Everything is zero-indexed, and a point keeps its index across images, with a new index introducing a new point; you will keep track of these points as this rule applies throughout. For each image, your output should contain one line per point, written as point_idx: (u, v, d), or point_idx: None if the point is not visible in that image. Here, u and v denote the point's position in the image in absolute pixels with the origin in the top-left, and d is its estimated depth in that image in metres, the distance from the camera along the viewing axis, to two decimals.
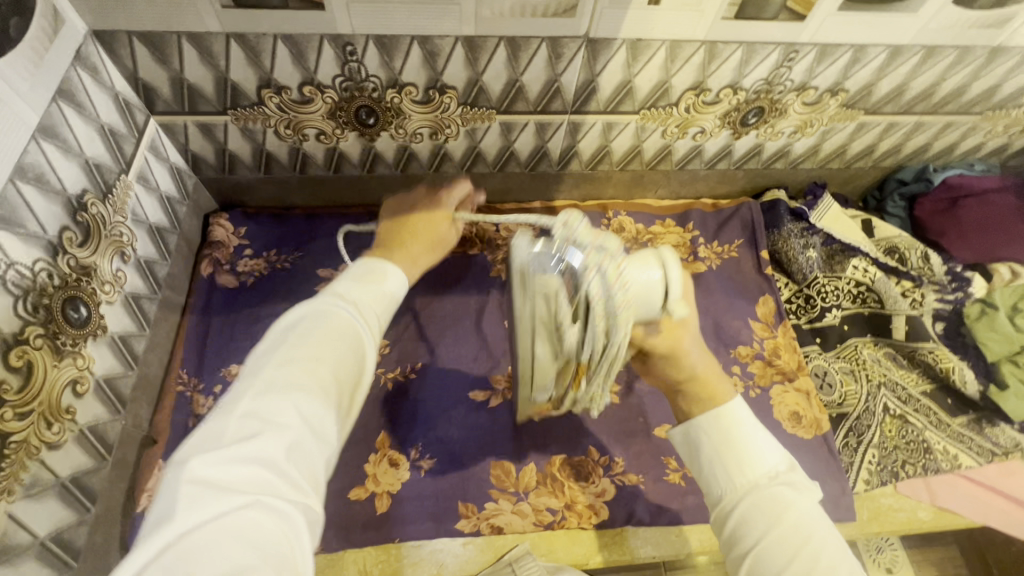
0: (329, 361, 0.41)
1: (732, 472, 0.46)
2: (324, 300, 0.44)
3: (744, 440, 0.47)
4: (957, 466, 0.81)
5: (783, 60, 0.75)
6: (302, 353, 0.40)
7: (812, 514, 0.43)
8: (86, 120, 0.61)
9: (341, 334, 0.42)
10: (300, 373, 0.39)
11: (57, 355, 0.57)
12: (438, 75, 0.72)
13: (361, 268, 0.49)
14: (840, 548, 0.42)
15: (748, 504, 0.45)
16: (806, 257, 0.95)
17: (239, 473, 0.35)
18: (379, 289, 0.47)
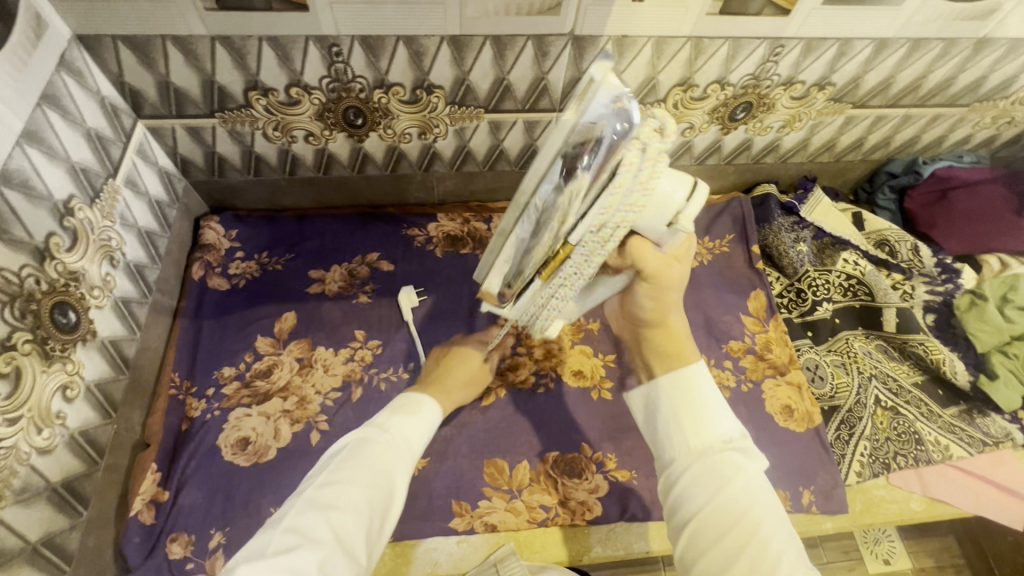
0: (363, 483, 0.49)
1: (688, 435, 0.49)
2: (365, 432, 0.54)
3: (703, 407, 0.50)
4: (948, 457, 0.81)
5: (769, 55, 0.75)
6: (344, 474, 0.49)
7: (755, 481, 0.47)
8: (72, 125, 0.61)
9: (377, 461, 0.51)
10: (343, 491, 0.48)
11: (46, 361, 0.57)
12: (425, 75, 0.72)
13: (398, 404, 0.59)
14: (776, 516, 0.46)
15: (699, 465, 0.48)
16: (797, 250, 0.95)
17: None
18: (412, 419, 0.57)
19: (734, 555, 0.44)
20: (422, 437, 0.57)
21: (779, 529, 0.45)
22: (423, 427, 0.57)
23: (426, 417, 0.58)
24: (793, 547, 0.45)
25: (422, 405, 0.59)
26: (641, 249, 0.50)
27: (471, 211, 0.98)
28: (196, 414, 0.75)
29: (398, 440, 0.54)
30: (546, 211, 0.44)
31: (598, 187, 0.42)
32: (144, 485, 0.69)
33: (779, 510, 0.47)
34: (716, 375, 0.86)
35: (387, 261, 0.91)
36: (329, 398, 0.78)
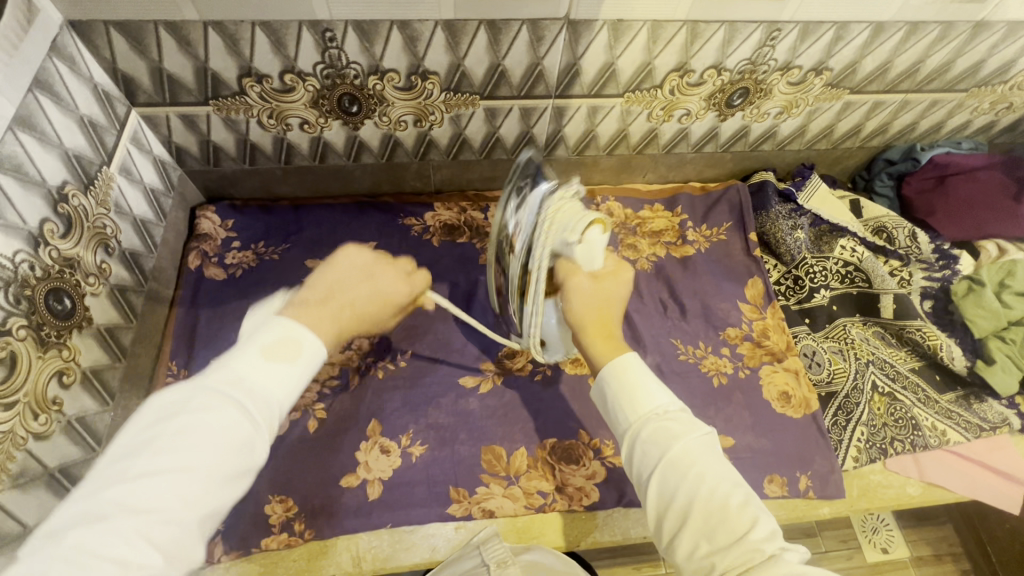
0: (197, 471, 0.38)
1: (628, 410, 0.51)
2: (205, 395, 0.41)
3: (640, 380, 0.52)
4: (944, 442, 0.81)
5: (766, 39, 0.74)
6: (170, 462, 0.38)
7: (698, 433, 0.50)
8: (65, 111, 0.61)
9: (209, 449, 0.39)
10: (156, 486, 0.37)
11: (42, 347, 0.57)
12: (419, 61, 0.71)
13: (271, 336, 0.45)
14: (719, 459, 0.49)
15: (645, 431, 0.50)
16: (794, 238, 0.94)
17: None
18: (275, 374, 0.43)
19: (688, 503, 0.47)
20: (286, 392, 0.43)
21: (721, 471, 0.48)
22: (290, 383, 0.43)
23: (295, 373, 0.44)
24: (737, 484, 0.48)
25: (298, 352, 0.44)
26: (567, 269, 0.58)
27: (468, 200, 0.98)
28: None
29: (252, 404, 0.42)
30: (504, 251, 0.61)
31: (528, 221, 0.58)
32: None
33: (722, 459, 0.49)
34: (713, 362, 0.86)
35: (384, 250, 0.91)
36: (327, 386, 0.79)
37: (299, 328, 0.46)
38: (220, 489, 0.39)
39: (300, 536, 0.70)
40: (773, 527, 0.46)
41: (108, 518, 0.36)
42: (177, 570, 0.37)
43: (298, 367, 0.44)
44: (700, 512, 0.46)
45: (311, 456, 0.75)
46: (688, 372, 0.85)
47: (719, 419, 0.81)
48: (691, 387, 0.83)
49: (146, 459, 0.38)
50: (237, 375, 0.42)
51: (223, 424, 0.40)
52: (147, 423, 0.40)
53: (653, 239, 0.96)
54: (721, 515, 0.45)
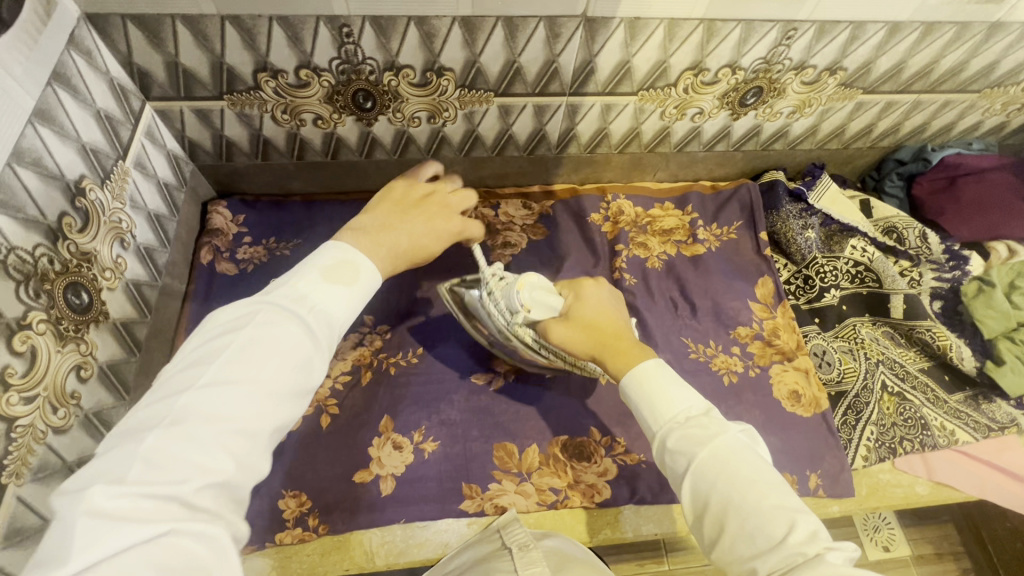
0: (270, 380, 0.44)
1: (652, 421, 0.53)
2: (273, 312, 0.46)
3: (663, 388, 0.54)
4: (954, 441, 0.82)
5: (782, 38, 0.74)
6: (244, 366, 0.43)
7: (726, 435, 0.50)
8: (82, 104, 0.61)
9: (280, 358, 0.44)
10: (232, 390, 0.42)
11: (61, 341, 0.57)
12: (435, 57, 0.71)
13: (327, 263, 0.51)
14: (752, 460, 0.49)
15: (672, 439, 0.51)
16: (805, 237, 0.94)
17: (145, 494, 0.37)
18: (331, 297, 0.49)
19: (722, 506, 0.47)
20: (338, 317, 0.49)
21: (754, 473, 0.48)
22: (342, 305, 0.50)
23: (344, 296, 0.50)
24: (773, 485, 0.47)
25: (345, 279, 0.50)
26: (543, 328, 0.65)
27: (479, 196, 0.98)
28: None
29: (312, 321, 0.47)
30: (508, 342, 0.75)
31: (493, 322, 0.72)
32: None
33: (757, 460, 0.49)
34: (724, 361, 0.86)
35: None
36: (339, 382, 0.80)
37: (353, 252, 0.52)
38: (284, 396, 0.44)
39: (314, 530, 0.71)
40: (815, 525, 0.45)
41: (190, 414, 0.40)
42: (249, 459, 0.42)
43: (346, 294, 0.50)
44: (735, 515, 0.47)
45: (324, 451, 0.75)
46: (699, 370, 0.85)
47: (729, 417, 0.81)
48: (702, 385, 0.84)
49: (222, 365, 0.43)
50: (298, 293, 0.48)
51: (287, 337, 0.45)
52: (214, 337, 0.44)
53: (663, 238, 0.96)
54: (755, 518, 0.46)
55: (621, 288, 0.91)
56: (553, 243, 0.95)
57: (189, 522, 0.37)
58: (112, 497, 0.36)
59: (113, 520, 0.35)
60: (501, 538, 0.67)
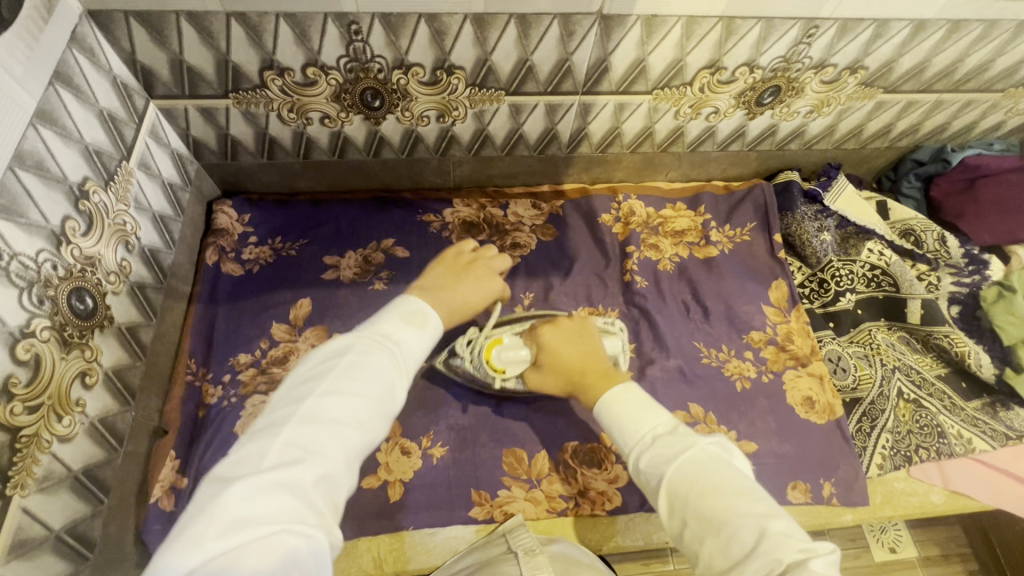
0: (376, 398, 0.44)
1: (626, 438, 0.54)
2: (374, 339, 0.48)
3: (633, 407, 0.55)
4: (971, 450, 0.80)
5: (802, 36, 0.72)
6: (348, 385, 0.43)
7: (694, 449, 0.49)
8: (85, 104, 0.59)
9: (383, 378, 0.46)
10: (344, 403, 0.42)
11: (65, 348, 0.56)
12: (445, 55, 0.69)
13: (405, 308, 0.53)
14: (722, 471, 0.48)
15: (644, 458, 0.51)
16: (820, 240, 0.92)
17: (269, 498, 0.36)
18: (420, 334, 0.52)
19: (696, 524, 0.46)
20: (423, 352, 0.52)
21: (722, 484, 0.46)
22: (426, 343, 0.52)
23: (430, 335, 0.53)
24: (744, 494, 0.46)
25: (431, 320, 0.54)
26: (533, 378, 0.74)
27: (488, 196, 0.96)
28: (212, 400, 0.74)
29: (400, 354, 0.49)
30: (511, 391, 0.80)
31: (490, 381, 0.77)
32: (163, 472, 0.69)
33: (730, 469, 0.48)
34: (737, 366, 0.85)
35: (403, 247, 0.89)
36: None
37: (421, 303, 0.54)
38: (378, 419, 0.45)
39: None
40: (787, 534, 0.43)
41: (306, 423, 0.40)
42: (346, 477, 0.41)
43: (433, 332, 0.53)
44: (709, 532, 0.45)
45: None
46: (711, 375, 0.84)
47: (742, 423, 0.80)
48: (714, 391, 0.82)
49: (330, 381, 0.43)
50: (382, 330, 0.50)
51: (383, 363, 0.46)
52: (325, 357, 0.46)
53: (675, 239, 0.95)
54: (726, 531, 0.44)
55: (632, 291, 0.89)
56: (563, 244, 0.93)
57: (309, 527, 0.36)
58: (238, 498, 0.35)
59: (240, 520, 0.34)
60: (506, 543, 0.65)
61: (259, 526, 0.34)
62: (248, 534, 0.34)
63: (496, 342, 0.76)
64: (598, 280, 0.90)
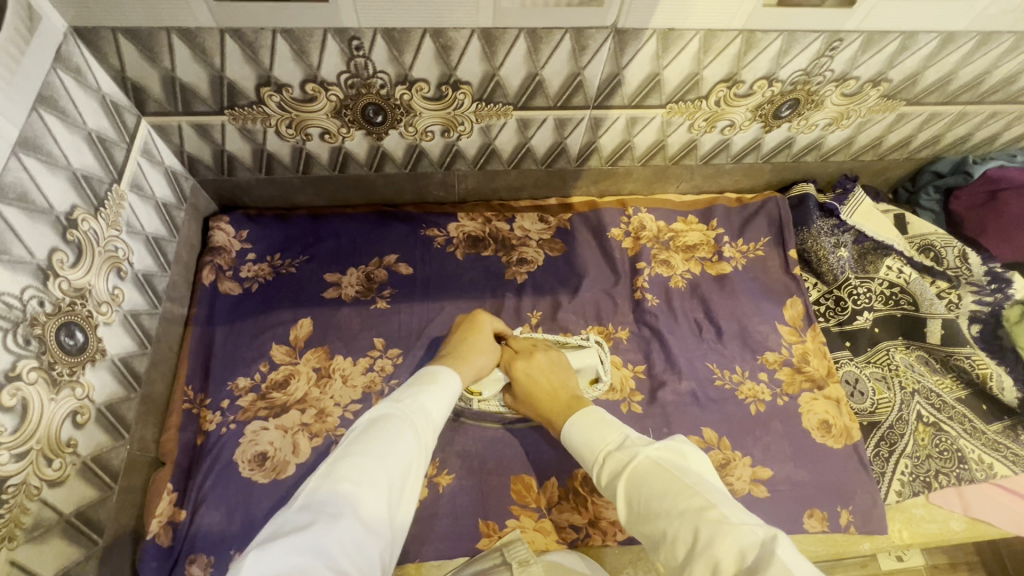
0: (392, 457, 0.47)
1: (585, 458, 0.55)
2: (386, 404, 0.53)
3: (590, 426, 0.56)
4: (992, 476, 0.77)
5: (825, 49, 0.69)
6: (364, 446, 0.47)
7: (638, 456, 0.50)
8: (72, 128, 0.57)
9: (397, 438, 0.49)
10: (362, 464, 0.45)
11: (54, 388, 0.54)
12: (451, 70, 0.66)
13: (415, 379, 0.59)
14: (665, 473, 0.47)
15: (601, 476, 0.52)
16: (837, 257, 0.90)
17: (290, 557, 0.38)
18: (431, 392, 0.56)
19: (651, 533, 0.46)
20: (437, 414, 0.55)
21: (663, 487, 0.46)
22: (440, 401, 0.56)
23: (443, 392, 0.58)
24: (686, 491, 0.45)
25: (441, 378, 0.59)
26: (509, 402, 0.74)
27: (493, 209, 0.93)
28: (210, 428, 0.72)
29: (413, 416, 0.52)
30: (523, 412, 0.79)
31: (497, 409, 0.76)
32: (161, 506, 0.67)
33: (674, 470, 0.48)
34: (751, 388, 0.82)
35: (406, 263, 0.86)
36: (349, 411, 0.74)
37: (430, 369, 0.60)
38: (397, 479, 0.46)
39: None
40: (720, 523, 0.42)
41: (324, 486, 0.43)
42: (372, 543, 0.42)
43: (448, 389, 0.58)
44: (661, 537, 0.45)
45: None
46: (724, 398, 0.81)
47: (757, 449, 0.78)
48: (727, 414, 0.80)
49: (347, 446, 0.48)
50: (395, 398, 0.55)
51: (396, 425, 0.50)
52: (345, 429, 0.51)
53: (687, 254, 0.92)
54: (672, 536, 0.44)
55: (643, 309, 0.86)
56: (571, 259, 0.90)
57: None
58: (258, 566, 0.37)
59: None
60: (501, 554, 0.65)
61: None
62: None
63: None
64: (608, 298, 0.88)
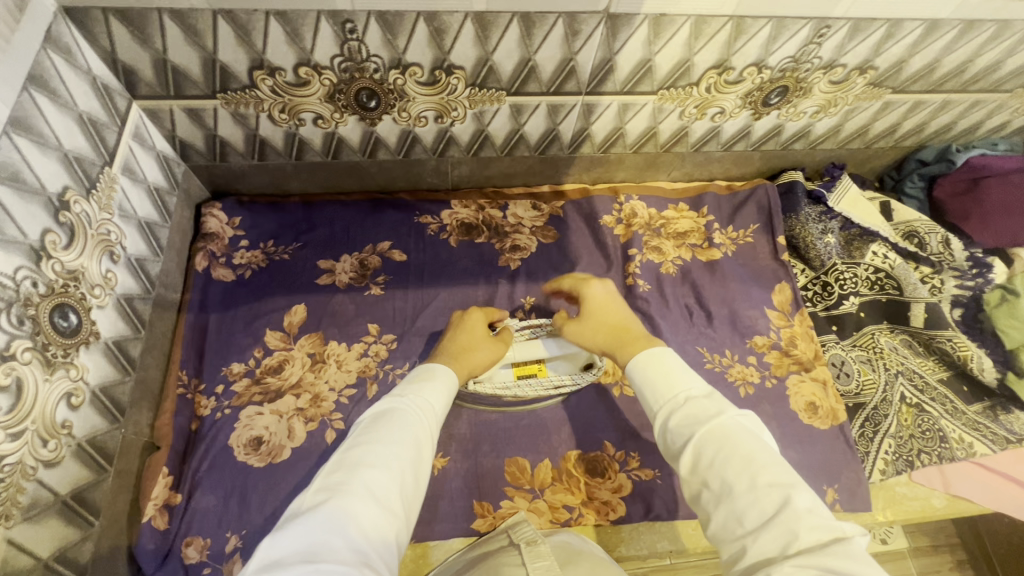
0: (402, 442, 0.48)
1: (659, 391, 0.51)
2: (392, 396, 0.54)
3: (670, 369, 0.52)
4: (972, 455, 0.79)
5: (813, 36, 0.70)
6: (376, 433, 0.48)
7: (725, 415, 0.46)
8: (63, 109, 0.57)
9: (404, 426, 0.49)
10: (373, 449, 0.46)
11: (48, 368, 0.54)
12: (445, 55, 0.66)
13: (420, 370, 0.60)
14: (752, 440, 0.44)
15: (674, 419, 0.48)
16: (824, 243, 0.91)
17: (308, 540, 0.39)
18: (431, 384, 0.57)
19: (716, 488, 0.44)
20: (442, 399, 0.56)
21: (753, 455, 0.43)
22: (443, 391, 0.57)
23: (446, 383, 0.59)
24: (772, 465, 0.43)
25: (439, 373, 0.60)
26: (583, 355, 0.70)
27: (486, 197, 0.93)
28: (205, 412, 0.72)
29: (419, 405, 0.53)
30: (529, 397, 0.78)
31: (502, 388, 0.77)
32: (156, 489, 0.67)
33: (765, 448, 0.45)
34: (740, 371, 0.84)
35: (400, 250, 0.87)
36: (344, 395, 0.75)
37: (434, 362, 0.61)
38: (409, 461, 0.47)
39: None
40: (812, 511, 0.40)
41: (338, 472, 0.44)
42: (388, 519, 0.43)
43: (447, 380, 0.59)
44: (730, 496, 0.43)
45: None
46: (715, 381, 0.82)
47: None
48: (717, 396, 0.81)
49: (358, 435, 0.48)
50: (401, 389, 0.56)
51: (403, 413, 0.51)
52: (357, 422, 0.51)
53: (678, 241, 0.93)
54: (745, 500, 0.42)
55: (635, 295, 0.88)
56: (564, 246, 0.91)
57: (345, 564, 0.37)
58: (278, 543, 0.39)
59: (278, 563, 0.37)
60: (508, 537, 0.63)
61: (293, 564, 0.37)
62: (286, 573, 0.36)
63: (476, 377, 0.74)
64: None
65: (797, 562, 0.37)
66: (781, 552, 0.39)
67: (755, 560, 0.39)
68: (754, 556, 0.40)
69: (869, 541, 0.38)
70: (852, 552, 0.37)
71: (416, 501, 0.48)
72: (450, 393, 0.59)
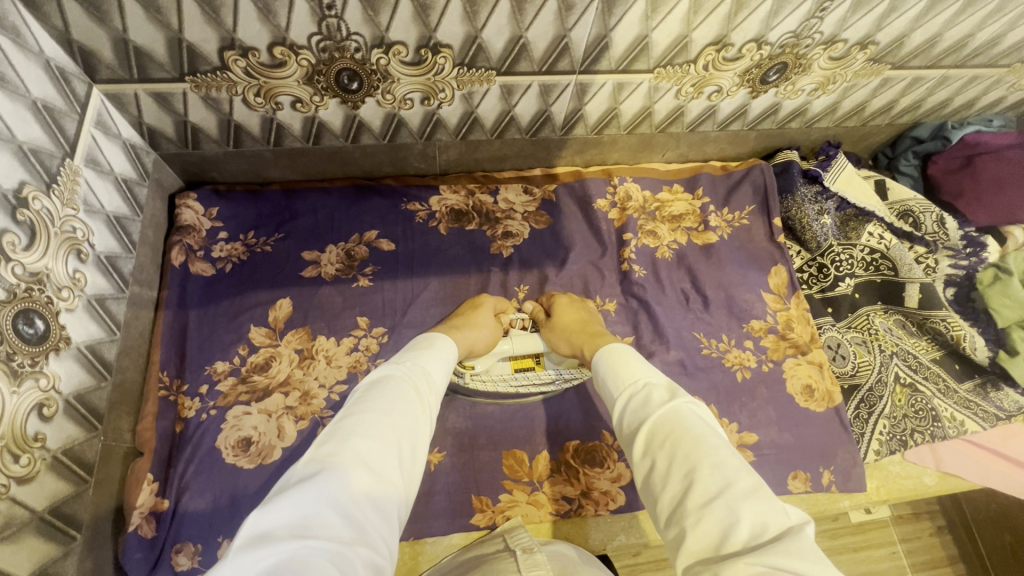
0: (397, 413, 0.47)
1: (619, 379, 0.55)
2: (389, 366, 0.53)
3: (629, 361, 0.56)
4: (963, 432, 0.80)
5: (815, 10, 0.67)
6: (368, 404, 0.47)
7: (677, 401, 0.48)
8: (13, 96, 0.52)
9: (399, 395, 0.49)
10: (366, 419, 0.45)
11: (14, 380, 0.51)
12: (430, 32, 0.62)
13: (419, 340, 0.61)
14: (701, 426, 0.46)
15: (632, 403, 0.51)
16: (820, 224, 0.90)
17: (299, 510, 0.37)
18: (432, 354, 0.57)
19: (662, 473, 0.45)
20: (439, 370, 0.56)
21: (699, 436, 0.45)
22: (441, 364, 0.57)
23: (444, 355, 0.59)
24: (720, 451, 0.44)
25: (439, 343, 0.60)
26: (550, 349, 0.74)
27: (475, 181, 0.90)
28: (190, 414, 0.69)
29: (415, 374, 0.53)
30: (525, 388, 0.76)
31: (494, 382, 0.75)
32: (141, 497, 0.65)
33: (722, 440, 0.45)
34: (736, 356, 0.83)
35: (388, 239, 0.83)
36: (334, 392, 0.72)
37: (434, 334, 0.62)
38: (403, 431, 0.46)
39: None
40: (752, 491, 0.40)
41: (328, 443, 0.42)
42: (382, 490, 0.42)
43: (447, 351, 0.60)
44: (675, 479, 0.43)
45: None
46: (711, 367, 0.82)
47: (743, 415, 0.79)
48: (714, 382, 0.81)
49: (352, 403, 0.47)
50: (400, 358, 0.55)
51: (397, 384, 0.50)
52: (358, 387, 0.50)
53: (673, 224, 0.91)
54: (693, 478, 0.42)
55: (631, 281, 0.86)
56: (557, 232, 0.88)
57: (340, 542, 0.36)
58: (271, 512, 0.37)
59: (269, 535, 0.35)
60: (504, 541, 0.63)
61: (286, 539, 0.35)
62: (275, 549, 0.34)
63: (470, 364, 0.73)
64: (595, 270, 0.86)
65: (739, 556, 0.36)
66: (720, 539, 0.38)
67: (693, 548, 0.39)
68: (692, 542, 0.39)
69: (814, 531, 0.38)
70: (797, 546, 0.36)
71: (411, 471, 0.46)
72: (449, 365, 0.59)
